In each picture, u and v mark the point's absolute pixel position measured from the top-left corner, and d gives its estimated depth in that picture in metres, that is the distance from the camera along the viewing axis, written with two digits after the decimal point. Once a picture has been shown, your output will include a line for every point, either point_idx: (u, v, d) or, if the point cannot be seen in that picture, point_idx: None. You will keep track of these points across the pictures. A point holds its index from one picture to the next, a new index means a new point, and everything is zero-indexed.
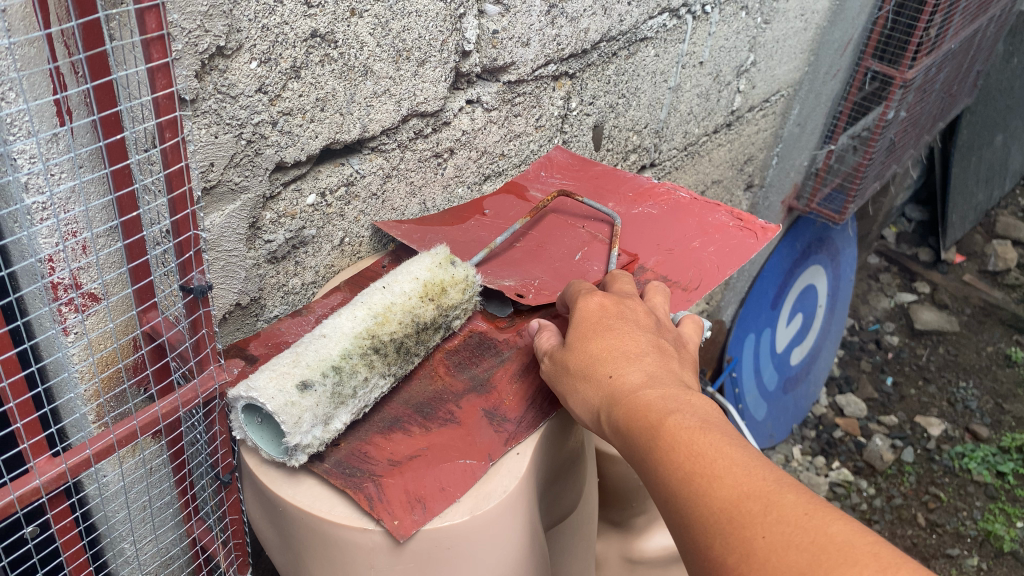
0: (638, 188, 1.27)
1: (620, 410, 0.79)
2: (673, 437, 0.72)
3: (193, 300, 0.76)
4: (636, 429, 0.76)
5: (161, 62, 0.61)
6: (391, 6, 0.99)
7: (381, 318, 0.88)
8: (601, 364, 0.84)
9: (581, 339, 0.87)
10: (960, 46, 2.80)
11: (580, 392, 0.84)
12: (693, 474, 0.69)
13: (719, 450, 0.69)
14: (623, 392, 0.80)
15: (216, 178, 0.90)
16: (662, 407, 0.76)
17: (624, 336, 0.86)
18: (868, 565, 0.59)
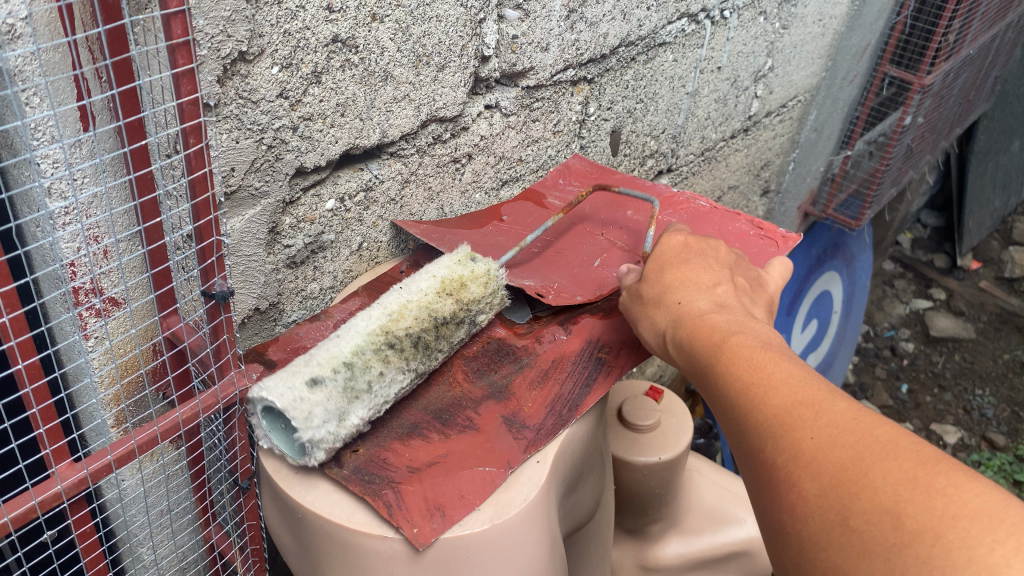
0: (658, 197, 1.25)
1: (690, 335, 0.84)
2: (737, 356, 0.77)
3: (215, 305, 0.75)
4: (704, 349, 0.81)
5: (186, 68, 0.61)
6: (412, 11, 0.99)
7: (397, 316, 0.87)
8: (673, 293, 0.90)
9: (656, 272, 0.94)
10: (979, 51, 2.78)
11: (652, 316, 0.90)
12: (752, 387, 0.73)
13: (779, 367, 0.73)
14: (692, 319, 0.86)
15: (237, 183, 0.90)
16: (727, 333, 0.81)
17: (701, 268, 0.93)
18: (909, 462, 0.60)
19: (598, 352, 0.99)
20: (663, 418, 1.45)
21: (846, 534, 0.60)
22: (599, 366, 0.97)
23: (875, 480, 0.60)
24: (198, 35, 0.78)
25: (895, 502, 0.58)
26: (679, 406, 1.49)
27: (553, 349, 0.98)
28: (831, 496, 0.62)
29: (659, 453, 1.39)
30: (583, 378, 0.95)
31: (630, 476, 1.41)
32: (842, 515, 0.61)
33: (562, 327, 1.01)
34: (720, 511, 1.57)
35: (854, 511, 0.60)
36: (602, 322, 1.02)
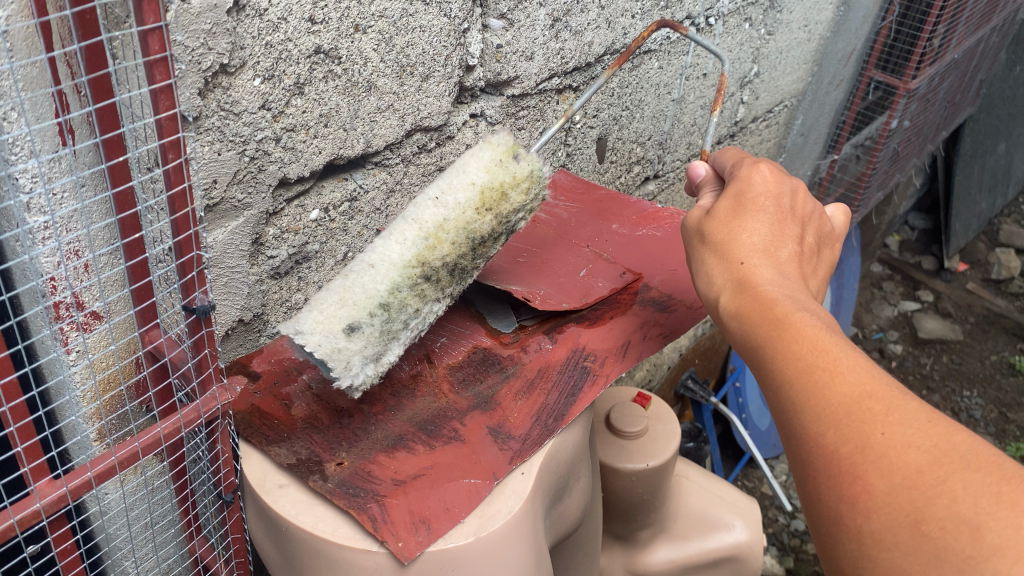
0: (642, 212, 1.26)
1: (748, 293, 0.78)
2: (798, 330, 0.71)
3: (195, 320, 0.75)
4: (761, 311, 0.75)
5: (165, 84, 0.61)
6: (395, 21, 0.99)
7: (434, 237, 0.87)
8: (740, 246, 0.83)
9: (719, 222, 0.87)
10: (964, 55, 2.80)
11: (712, 268, 0.84)
12: (814, 366, 0.68)
13: (842, 349, 0.68)
14: (754, 277, 0.80)
15: (219, 195, 0.90)
16: (787, 301, 0.75)
17: (774, 222, 0.85)
18: (992, 474, 0.56)
19: (585, 360, 0.98)
20: (651, 424, 1.45)
21: (916, 539, 0.57)
22: (586, 375, 0.96)
23: (955, 490, 0.57)
24: (177, 51, 0.77)
25: (976, 514, 0.55)
26: (667, 412, 1.49)
27: (538, 359, 0.98)
28: (902, 497, 0.59)
29: (646, 460, 1.39)
30: (569, 388, 0.94)
31: (618, 483, 1.41)
32: (915, 519, 0.57)
33: (547, 336, 1.01)
34: (709, 516, 1.57)
35: (927, 515, 0.57)
36: (587, 331, 1.02)
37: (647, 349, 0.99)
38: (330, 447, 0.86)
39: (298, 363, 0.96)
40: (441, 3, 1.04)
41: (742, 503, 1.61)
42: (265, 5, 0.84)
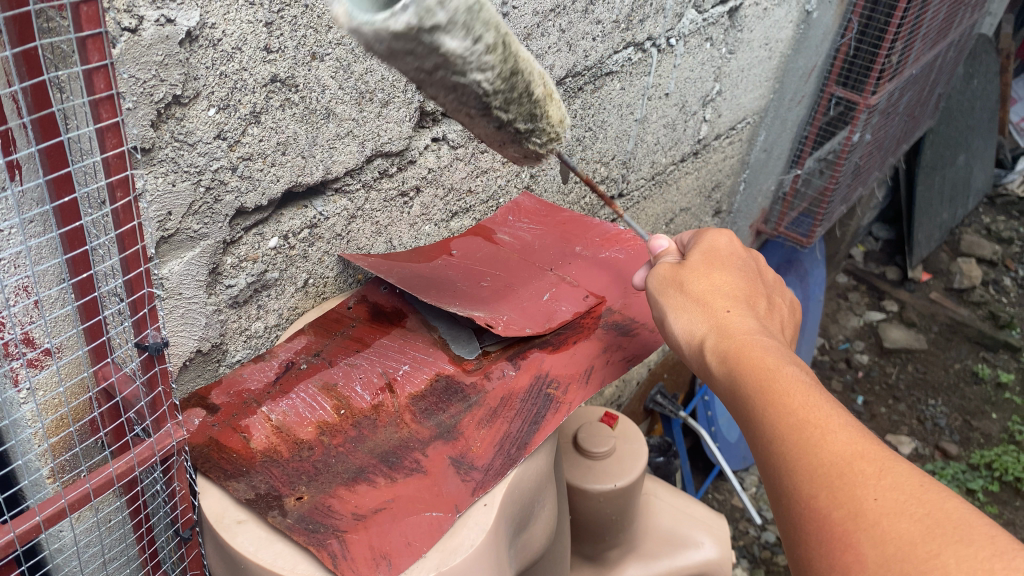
0: (605, 233, 1.27)
1: (733, 342, 0.83)
2: (787, 387, 0.74)
3: (149, 357, 0.74)
4: (749, 359, 0.79)
5: (111, 122, 0.60)
6: (353, 49, 0.98)
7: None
8: (717, 303, 0.89)
9: (695, 279, 0.93)
10: (922, 70, 2.85)
11: (689, 316, 0.89)
12: (804, 421, 0.70)
13: (831, 412, 0.70)
14: (733, 327, 0.85)
15: (174, 226, 0.89)
16: (774, 354, 0.79)
17: (742, 284, 0.93)
18: (983, 547, 0.57)
19: (548, 387, 0.97)
20: (618, 444, 1.45)
21: None
22: (548, 402, 0.96)
23: (948, 564, 0.57)
24: (123, 89, 0.76)
25: None
26: (634, 431, 1.49)
27: (501, 386, 0.97)
28: (892, 564, 0.59)
29: (614, 480, 1.39)
30: (532, 416, 0.94)
31: (586, 504, 1.40)
32: None
33: (511, 362, 1.01)
34: (677, 534, 1.57)
35: None
36: (551, 356, 1.02)
37: (610, 374, 0.99)
38: (289, 481, 0.85)
39: (258, 395, 0.94)
40: None
41: (710, 521, 1.61)
42: (219, 35, 0.83)
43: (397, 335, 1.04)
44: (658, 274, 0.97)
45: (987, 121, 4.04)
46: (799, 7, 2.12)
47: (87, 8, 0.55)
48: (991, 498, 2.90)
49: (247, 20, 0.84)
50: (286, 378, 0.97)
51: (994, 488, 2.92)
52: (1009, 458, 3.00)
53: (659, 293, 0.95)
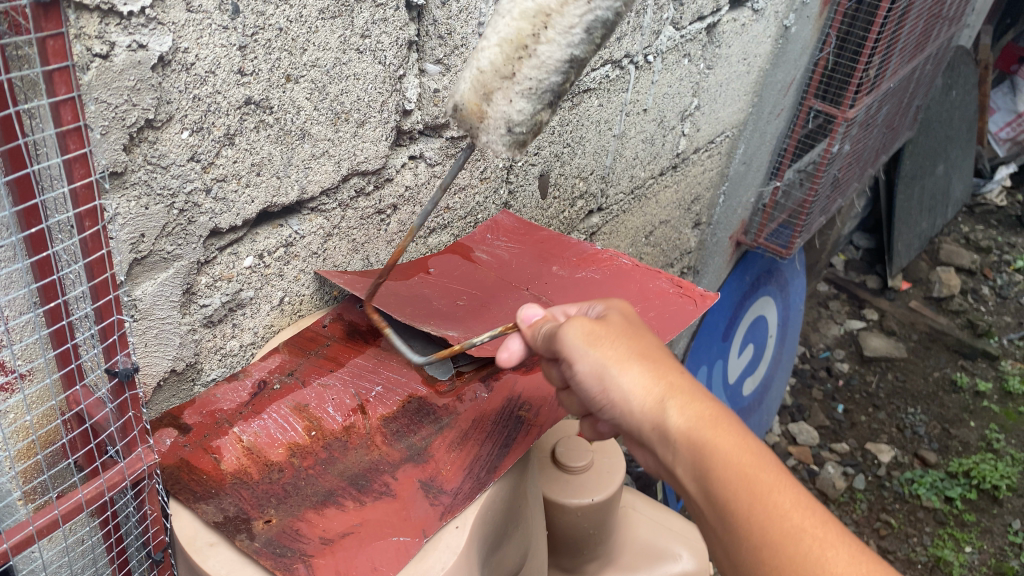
0: (582, 254, 1.28)
1: (700, 409, 0.75)
2: (769, 482, 0.69)
3: (119, 383, 0.76)
4: (725, 434, 0.73)
5: (79, 152, 0.64)
6: (328, 70, 0.98)
7: (541, 21, 0.92)
8: (661, 357, 0.81)
9: (626, 332, 0.84)
10: (899, 84, 2.88)
11: (630, 371, 0.80)
12: (802, 535, 0.66)
13: (826, 522, 0.67)
14: (681, 390, 0.78)
15: (148, 248, 0.89)
16: (743, 431, 0.73)
17: (655, 338, 0.86)
18: None
19: (519, 410, 0.99)
20: (596, 458, 1.45)
21: None
22: (520, 425, 0.96)
23: None
24: (91, 118, 0.76)
25: None
26: (613, 446, 1.49)
27: (473, 408, 0.98)
28: None
29: (592, 495, 1.39)
30: (502, 439, 0.95)
31: (564, 519, 1.41)
32: None
33: (483, 384, 1.02)
34: (654, 545, 1.59)
35: None
36: (523, 378, 1.03)
37: None
38: (259, 503, 0.85)
39: (230, 416, 0.94)
40: (375, 51, 1.04)
41: (687, 532, 1.63)
42: (192, 59, 0.83)
43: (370, 354, 1.05)
44: (575, 319, 0.86)
45: (965, 131, 4.08)
46: (777, 22, 2.14)
47: (54, 43, 0.59)
48: (969, 505, 2.93)
49: (220, 44, 0.85)
50: (258, 399, 0.96)
51: (972, 495, 2.94)
52: (987, 465, 3.03)
53: (591, 341, 0.82)
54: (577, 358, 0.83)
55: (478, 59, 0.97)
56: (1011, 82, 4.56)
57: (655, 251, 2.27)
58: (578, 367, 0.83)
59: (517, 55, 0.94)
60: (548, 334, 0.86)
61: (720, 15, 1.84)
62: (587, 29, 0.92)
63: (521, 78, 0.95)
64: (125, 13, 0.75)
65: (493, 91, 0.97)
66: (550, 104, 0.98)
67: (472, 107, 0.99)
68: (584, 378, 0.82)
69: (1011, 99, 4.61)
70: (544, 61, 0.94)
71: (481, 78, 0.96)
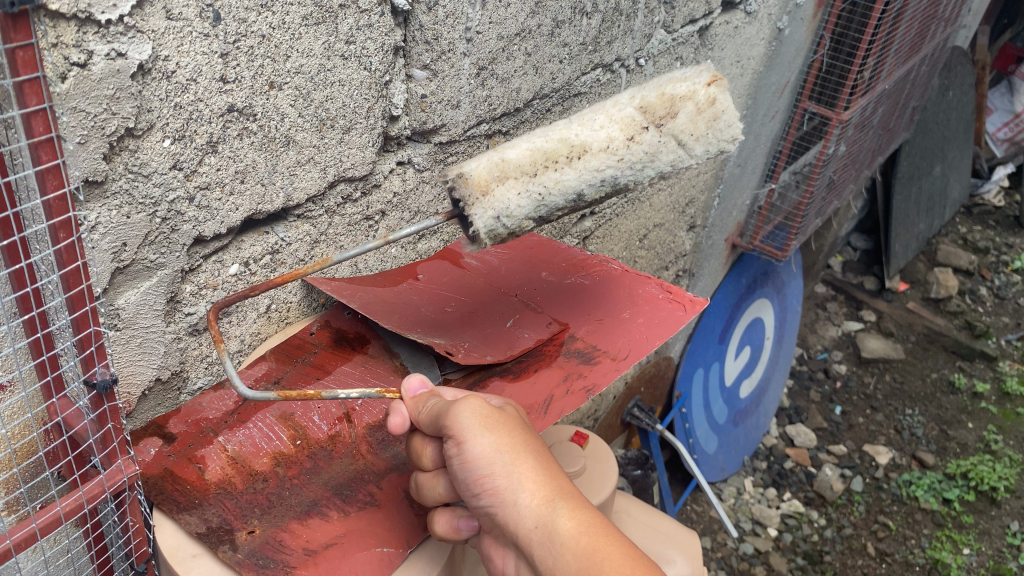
0: (572, 259, 1.28)
1: (591, 516, 0.75)
2: None
3: (97, 394, 0.76)
4: (616, 545, 0.73)
5: (52, 164, 0.64)
6: (312, 77, 0.98)
7: (577, 151, 0.96)
8: (548, 456, 0.80)
9: (517, 424, 0.81)
10: (894, 85, 2.87)
11: (523, 467, 0.77)
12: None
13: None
14: (571, 498, 0.76)
15: (130, 257, 0.88)
16: (631, 549, 0.74)
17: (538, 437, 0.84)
18: None
19: None
20: (589, 464, 1.41)
21: None
22: None
23: None
24: (68, 128, 0.76)
25: None
26: (605, 451, 1.46)
27: None
28: None
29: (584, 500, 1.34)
30: None
31: None
32: None
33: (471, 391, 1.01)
34: (649, 552, 1.53)
35: None
36: (511, 385, 1.02)
37: (569, 404, 0.99)
38: (242, 514, 0.84)
39: (215, 424, 0.92)
40: (360, 57, 1.03)
41: (682, 537, 1.58)
42: (173, 67, 0.83)
43: (358, 362, 1.04)
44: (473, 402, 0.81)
45: (963, 132, 4.08)
46: (770, 24, 2.14)
47: (23, 54, 0.60)
48: (967, 507, 2.92)
49: (202, 52, 0.84)
50: (244, 407, 0.95)
51: (970, 497, 2.93)
52: (985, 467, 3.02)
53: (487, 425, 0.78)
54: (470, 439, 0.77)
55: (500, 153, 0.93)
56: (1009, 82, 4.55)
57: (649, 255, 2.27)
58: (470, 449, 0.77)
59: (546, 164, 0.94)
60: (436, 409, 0.81)
61: (711, 17, 1.85)
62: (607, 175, 0.97)
63: (537, 181, 0.93)
64: (104, 21, 0.74)
65: (506, 180, 0.91)
66: (538, 218, 0.95)
67: (478, 181, 0.88)
68: (472, 460, 0.78)
69: (1009, 99, 4.59)
70: (561, 180, 0.94)
71: (501, 164, 0.91)
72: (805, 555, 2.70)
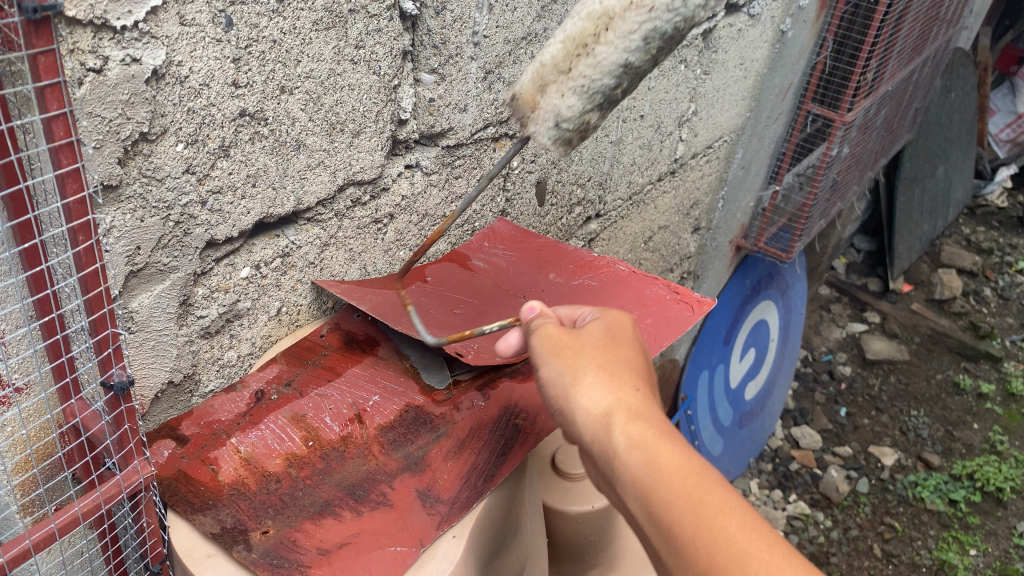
0: (579, 261, 1.29)
1: (648, 426, 0.71)
2: (717, 512, 0.64)
3: (114, 396, 0.77)
4: (671, 455, 0.68)
5: (72, 168, 0.65)
6: (322, 81, 0.99)
7: (604, 22, 0.84)
8: (627, 367, 0.77)
9: (599, 343, 0.80)
10: (898, 86, 2.88)
11: (592, 384, 0.75)
12: (747, 561, 0.61)
13: (772, 540, 0.63)
14: (637, 409, 0.72)
15: (143, 260, 0.89)
16: (696, 462, 0.68)
17: (638, 353, 0.81)
18: None
19: (516, 418, 0.98)
20: None
21: None
22: (516, 434, 0.96)
23: None
24: (84, 133, 0.77)
25: None
26: None
27: (470, 417, 0.98)
28: None
29: (592, 502, 1.35)
30: (499, 447, 0.94)
31: (565, 526, 1.37)
32: None
33: (480, 392, 1.01)
34: None
35: None
36: (520, 386, 1.02)
37: None
38: (256, 514, 0.85)
39: (228, 427, 0.94)
40: (369, 61, 1.04)
41: None
42: (186, 72, 0.84)
43: (368, 364, 1.05)
44: (554, 334, 0.82)
45: (965, 133, 4.08)
46: (773, 27, 2.15)
47: (45, 60, 0.60)
48: (974, 508, 2.92)
49: (214, 57, 0.85)
50: (256, 410, 0.97)
51: (976, 498, 2.93)
52: (990, 468, 3.02)
53: (554, 352, 0.80)
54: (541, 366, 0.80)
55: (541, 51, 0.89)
56: (1011, 83, 4.56)
57: (654, 257, 2.27)
58: (540, 377, 0.80)
59: (579, 51, 0.86)
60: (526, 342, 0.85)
61: (715, 21, 1.86)
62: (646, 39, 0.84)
63: (575, 75, 0.87)
64: (119, 27, 0.75)
65: (549, 87, 0.88)
66: (602, 107, 0.89)
67: (527, 97, 0.90)
68: (545, 385, 0.80)
69: (1011, 100, 4.60)
70: (600, 61, 0.85)
71: (540, 69, 0.88)
72: (811, 556, 2.70)
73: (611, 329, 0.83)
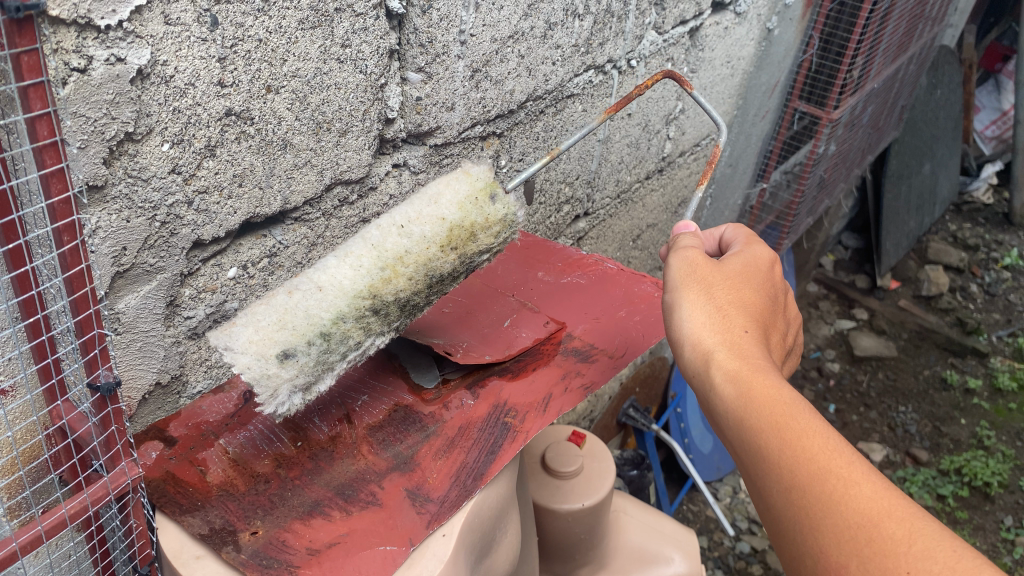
0: (568, 259, 1.30)
1: (743, 364, 0.80)
2: (800, 433, 0.72)
3: (101, 397, 0.77)
4: (760, 385, 0.77)
5: (55, 168, 0.65)
6: (309, 80, 0.98)
7: None
8: (738, 312, 0.86)
9: (723, 282, 0.90)
10: (883, 83, 2.89)
11: (704, 317, 0.86)
12: (826, 475, 0.69)
13: (853, 461, 0.69)
14: (739, 348, 0.82)
15: (129, 261, 0.88)
16: (786, 387, 0.76)
17: (758, 298, 0.89)
18: None
19: (505, 416, 0.97)
20: (586, 463, 1.41)
21: None
22: (506, 431, 0.95)
23: None
24: (68, 132, 0.76)
25: None
26: (602, 449, 1.45)
27: (459, 416, 0.98)
28: None
29: (582, 500, 1.35)
30: (489, 445, 0.93)
31: (555, 524, 1.37)
32: None
33: (470, 391, 1.01)
34: (647, 549, 1.54)
35: None
36: (510, 384, 1.02)
37: (568, 401, 0.99)
38: (245, 515, 0.84)
39: (216, 427, 0.95)
40: (356, 60, 1.04)
41: (680, 536, 1.58)
42: (171, 71, 0.83)
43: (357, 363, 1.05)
44: (690, 264, 0.93)
45: (951, 130, 4.11)
46: (760, 24, 2.15)
47: (27, 59, 0.60)
48: (962, 503, 2.93)
49: (200, 56, 0.85)
50: (243, 410, 0.98)
51: (964, 493, 2.95)
52: (978, 463, 3.04)
53: (681, 281, 0.91)
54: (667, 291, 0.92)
55: None
56: (996, 81, 4.60)
57: (642, 255, 2.28)
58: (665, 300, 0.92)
59: None
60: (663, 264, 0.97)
61: (702, 18, 1.86)
62: None
63: None
64: (103, 26, 0.75)
65: None
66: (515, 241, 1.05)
67: None
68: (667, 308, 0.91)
69: (996, 97, 4.64)
70: None
71: None
72: None
73: (743, 270, 0.93)
